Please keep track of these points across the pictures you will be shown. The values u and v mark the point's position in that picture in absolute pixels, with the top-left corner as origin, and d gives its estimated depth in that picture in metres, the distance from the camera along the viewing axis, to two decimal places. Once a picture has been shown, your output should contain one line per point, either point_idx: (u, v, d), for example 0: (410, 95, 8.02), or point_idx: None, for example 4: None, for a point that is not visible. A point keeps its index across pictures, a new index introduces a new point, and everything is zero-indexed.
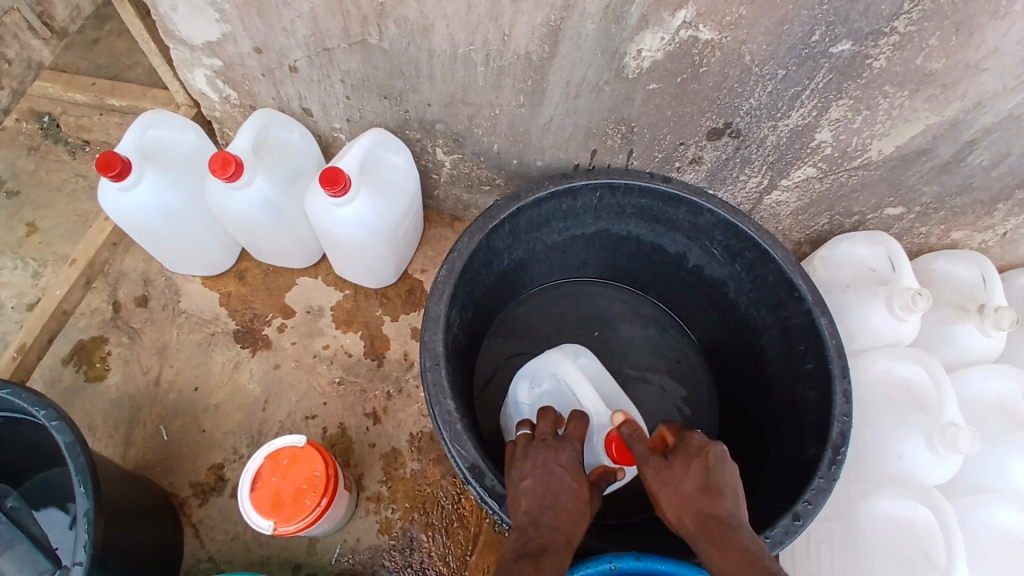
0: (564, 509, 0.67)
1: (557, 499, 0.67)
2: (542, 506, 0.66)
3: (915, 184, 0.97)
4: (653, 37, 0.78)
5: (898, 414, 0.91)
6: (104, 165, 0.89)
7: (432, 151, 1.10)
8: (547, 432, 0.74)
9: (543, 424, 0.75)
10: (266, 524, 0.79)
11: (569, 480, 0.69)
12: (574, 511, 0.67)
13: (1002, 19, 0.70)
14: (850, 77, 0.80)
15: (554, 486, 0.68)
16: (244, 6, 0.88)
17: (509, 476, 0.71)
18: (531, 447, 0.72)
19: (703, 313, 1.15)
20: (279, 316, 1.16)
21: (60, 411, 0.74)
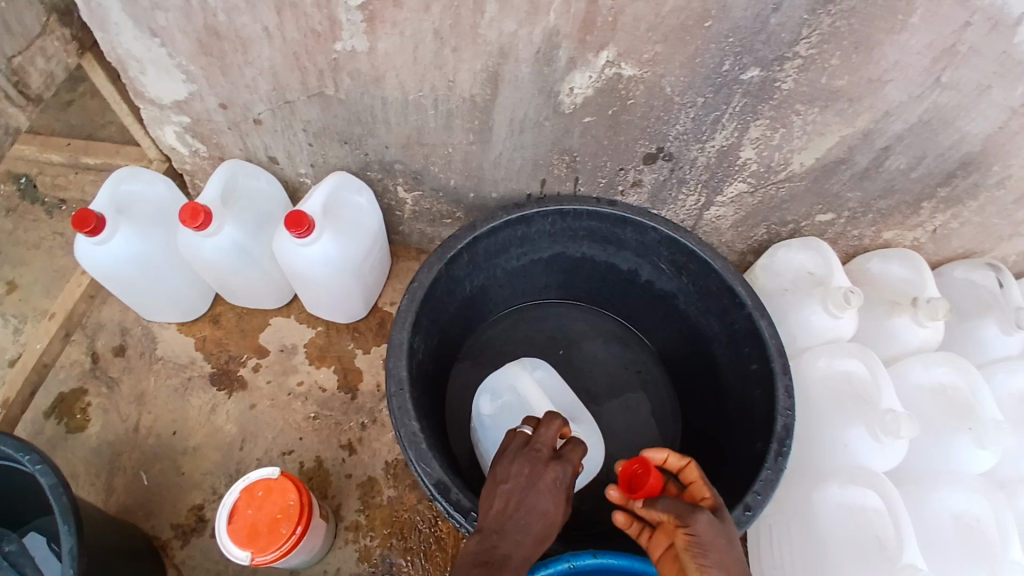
0: (533, 528, 0.70)
1: (530, 516, 0.70)
2: (511, 518, 0.70)
3: (840, 191, 1.04)
4: (582, 76, 0.87)
5: (842, 407, 0.97)
6: (79, 221, 0.94)
7: (393, 190, 1.17)
8: (546, 444, 0.76)
9: (545, 433, 0.77)
10: (244, 555, 0.81)
11: (548, 505, 0.71)
12: (541, 533, 0.70)
13: (892, 38, 0.78)
14: (762, 99, 0.88)
15: (533, 506, 0.71)
16: (209, 67, 0.95)
17: (493, 470, 0.75)
18: (524, 454, 0.75)
19: (659, 326, 1.21)
20: (253, 356, 1.20)
21: (42, 454, 0.77)
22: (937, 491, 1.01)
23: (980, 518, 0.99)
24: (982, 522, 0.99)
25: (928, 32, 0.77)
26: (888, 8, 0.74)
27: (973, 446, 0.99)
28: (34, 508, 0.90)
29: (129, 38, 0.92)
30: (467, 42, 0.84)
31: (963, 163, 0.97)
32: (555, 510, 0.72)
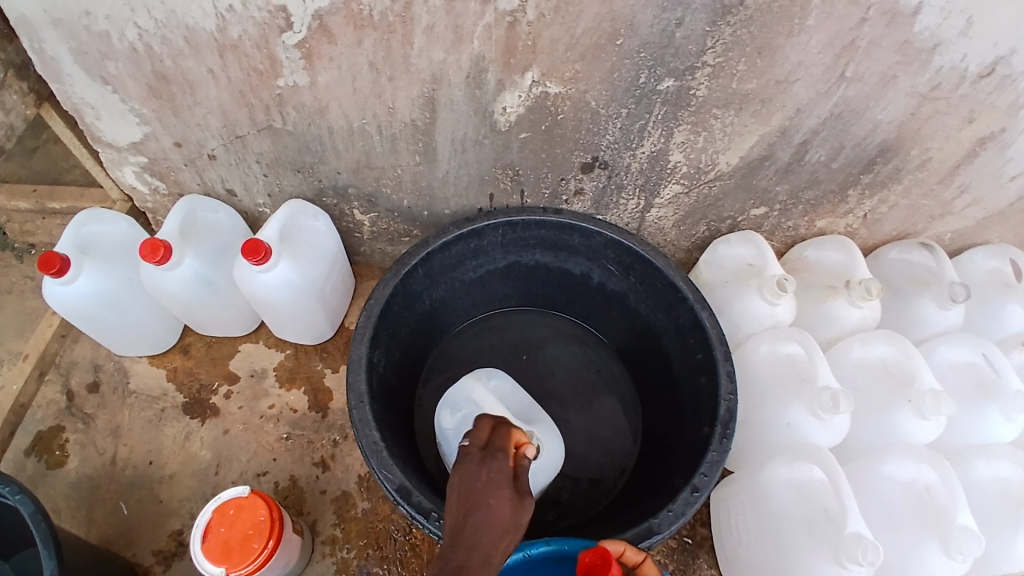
0: (488, 519, 0.62)
1: (479, 509, 0.64)
2: (463, 520, 0.63)
3: (767, 186, 1.10)
4: (512, 95, 0.93)
5: (784, 387, 1.00)
6: (44, 263, 0.98)
7: (350, 213, 1.22)
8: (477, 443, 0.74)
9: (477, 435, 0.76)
10: (218, 571, 0.85)
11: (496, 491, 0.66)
12: (500, 527, 0.62)
13: (792, 41, 0.84)
14: (681, 107, 0.94)
15: (478, 498, 0.65)
16: (160, 109, 1.00)
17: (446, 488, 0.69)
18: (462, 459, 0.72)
19: (615, 325, 1.26)
20: (224, 383, 1.23)
21: (21, 485, 0.81)
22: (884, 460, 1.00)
23: (929, 483, 0.96)
24: (932, 488, 0.96)
25: (826, 32, 0.83)
26: (783, 14, 0.80)
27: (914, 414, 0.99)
28: (14, 543, 0.94)
29: (82, 87, 0.97)
30: (401, 71, 0.90)
31: (881, 150, 1.02)
32: (504, 496, 0.65)
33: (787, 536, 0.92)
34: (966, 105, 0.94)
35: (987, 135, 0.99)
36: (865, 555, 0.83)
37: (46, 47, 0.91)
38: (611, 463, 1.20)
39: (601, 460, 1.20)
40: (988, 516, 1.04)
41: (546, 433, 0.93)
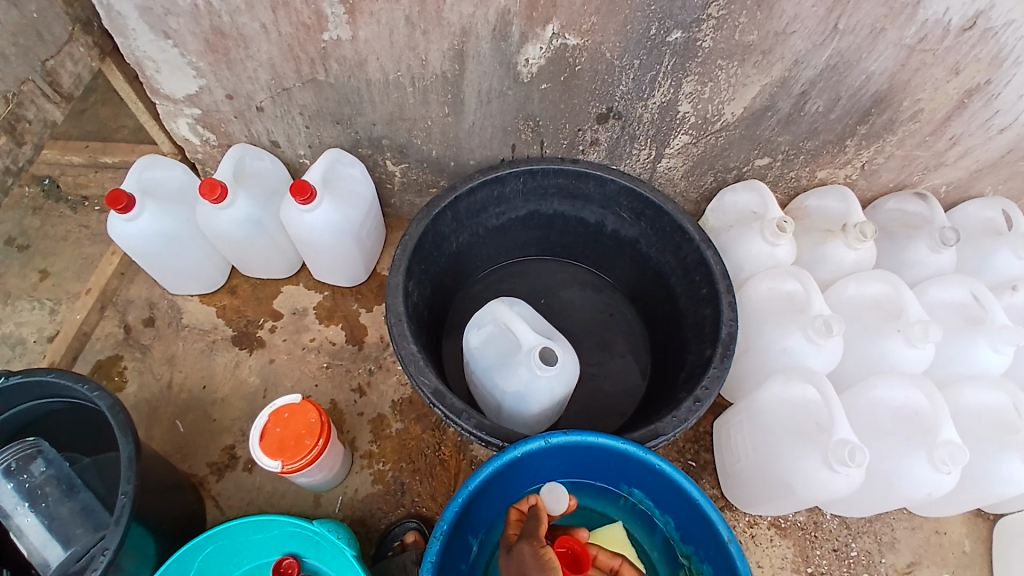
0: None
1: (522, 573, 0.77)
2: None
3: (770, 136, 1.19)
4: (534, 48, 1.03)
5: (781, 317, 1.10)
6: (113, 200, 1.10)
7: (383, 164, 1.33)
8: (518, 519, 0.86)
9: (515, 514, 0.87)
10: (275, 464, 0.98)
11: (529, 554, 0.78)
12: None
13: None
14: (688, 58, 1.03)
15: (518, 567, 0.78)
16: (216, 63, 1.11)
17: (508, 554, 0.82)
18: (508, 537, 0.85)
19: (626, 270, 1.35)
20: (269, 319, 1.35)
21: (98, 384, 0.94)
22: (877, 384, 1.06)
23: (920, 407, 1.01)
24: (921, 410, 1.01)
25: None
26: None
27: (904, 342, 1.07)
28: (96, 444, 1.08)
29: (145, 41, 1.08)
30: (433, 25, 1.00)
31: (875, 100, 1.10)
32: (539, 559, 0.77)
33: (782, 447, 1.00)
34: (954, 55, 1.01)
35: (974, 87, 1.06)
36: (852, 457, 0.90)
37: (114, 3, 1.01)
38: (621, 394, 1.31)
39: (612, 391, 1.31)
40: (981, 440, 1.06)
41: (564, 350, 1.01)
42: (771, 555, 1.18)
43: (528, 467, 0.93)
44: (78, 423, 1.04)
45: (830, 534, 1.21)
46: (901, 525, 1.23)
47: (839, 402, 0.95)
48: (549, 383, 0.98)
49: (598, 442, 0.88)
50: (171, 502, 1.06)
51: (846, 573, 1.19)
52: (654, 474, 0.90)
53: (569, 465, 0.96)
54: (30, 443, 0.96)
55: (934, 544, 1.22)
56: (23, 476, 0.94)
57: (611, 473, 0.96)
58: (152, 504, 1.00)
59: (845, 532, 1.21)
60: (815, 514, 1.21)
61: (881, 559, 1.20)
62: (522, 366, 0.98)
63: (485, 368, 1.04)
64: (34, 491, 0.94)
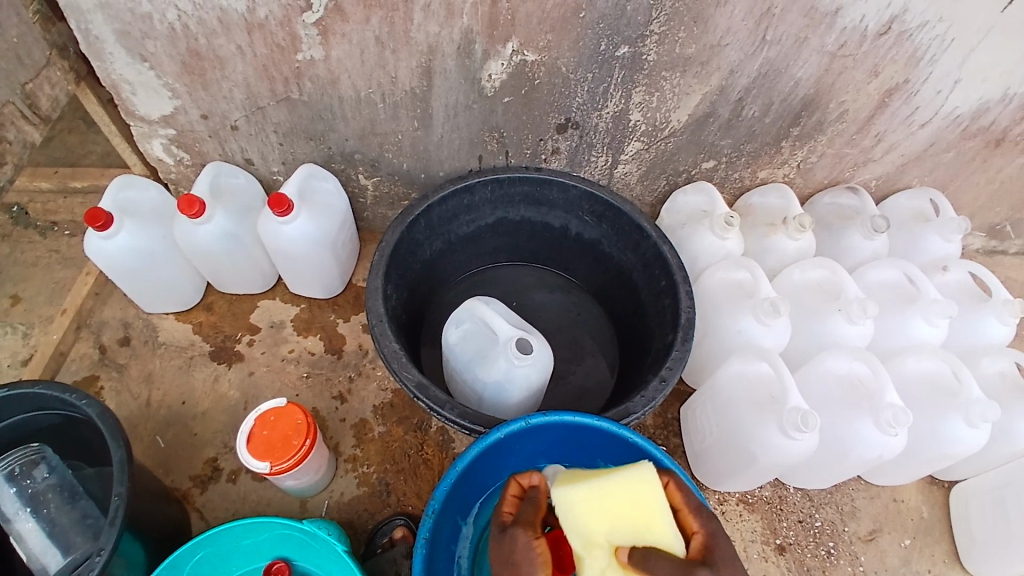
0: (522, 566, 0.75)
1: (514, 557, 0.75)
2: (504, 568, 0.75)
3: (714, 140, 1.30)
4: (495, 64, 1.11)
5: (734, 303, 1.19)
6: (91, 217, 1.12)
7: (356, 178, 1.38)
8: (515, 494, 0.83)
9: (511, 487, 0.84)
10: (263, 465, 1.01)
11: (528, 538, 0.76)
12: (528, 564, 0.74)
13: (720, 11, 1.04)
14: (636, 70, 1.13)
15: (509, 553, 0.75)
16: (192, 84, 1.16)
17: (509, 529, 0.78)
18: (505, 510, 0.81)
19: (589, 271, 1.43)
20: (247, 333, 1.38)
21: (87, 393, 0.97)
22: (825, 359, 1.15)
23: (863, 376, 1.11)
24: (866, 378, 1.11)
25: (746, 3, 1.03)
26: None
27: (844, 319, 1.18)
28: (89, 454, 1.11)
29: (121, 64, 1.12)
30: (402, 44, 1.08)
31: (805, 103, 1.23)
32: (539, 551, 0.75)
33: (742, 419, 1.08)
34: (871, 59, 1.14)
35: (894, 86, 1.19)
36: (806, 421, 0.98)
37: (91, 28, 1.06)
38: (593, 387, 1.37)
39: (584, 384, 1.37)
40: (923, 405, 1.17)
41: (539, 341, 1.07)
42: (742, 529, 1.26)
43: (508, 448, 0.98)
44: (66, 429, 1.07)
45: (795, 507, 1.29)
46: (860, 495, 1.32)
47: (791, 375, 1.04)
48: (526, 372, 1.04)
49: (573, 421, 0.94)
50: (156, 513, 1.08)
51: (812, 542, 1.27)
52: (626, 447, 0.97)
53: (548, 445, 1.02)
54: (35, 447, 1.04)
55: (893, 511, 1.32)
56: (26, 481, 1.02)
57: (588, 451, 1.02)
58: (140, 513, 1.02)
59: (808, 503, 1.30)
60: (779, 489, 1.30)
61: (845, 527, 1.29)
62: (500, 357, 1.04)
63: (464, 362, 1.09)
64: (36, 496, 1.01)
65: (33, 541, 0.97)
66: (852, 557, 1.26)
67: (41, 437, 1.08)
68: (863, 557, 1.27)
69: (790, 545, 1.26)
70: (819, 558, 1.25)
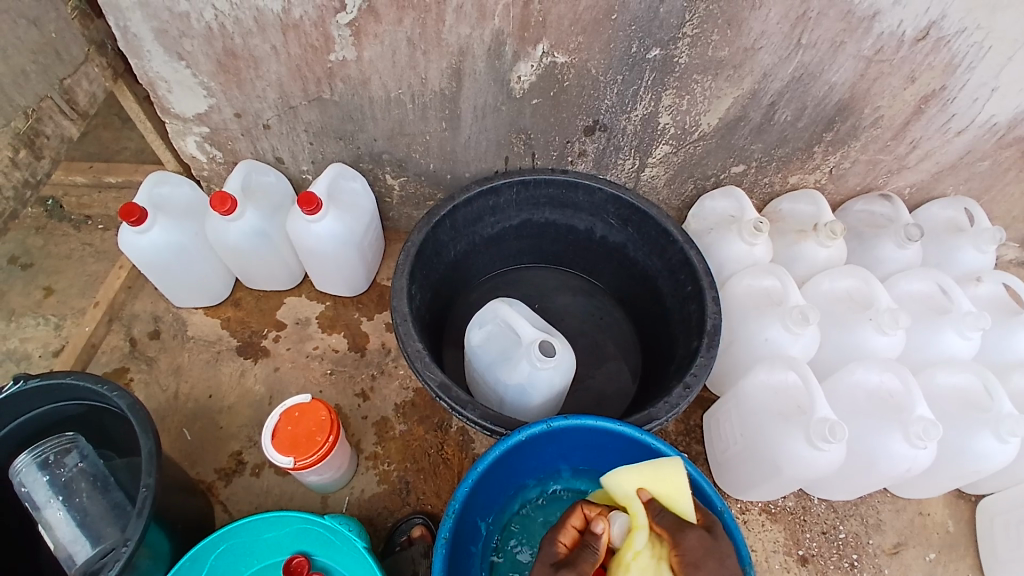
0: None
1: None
2: None
3: (744, 144, 1.28)
4: (526, 65, 1.12)
5: (761, 310, 1.17)
6: (126, 212, 1.14)
7: (383, 178, 1.39)
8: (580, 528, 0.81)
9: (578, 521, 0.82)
10: (288, 460, 1.02)
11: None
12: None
13: (754, 14, 1.03)
14: (667, 73, 1.13)
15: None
16: (226, 83, 1.18)
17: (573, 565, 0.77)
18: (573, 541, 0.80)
19: (613, 274, 1.42)
20: (272, 329, 1.40)
21: (119, 385, 1.00)
22: (854, 369, 1.13)
23: (894, 388, 1.09)
24: (896, 391, 1.08)
25: (781, 6, 1.01)
26: None
27: (875, 330, 1.16)
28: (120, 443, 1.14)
29: (159, 62, 1.14)
30: (433, 46, 1.08)
31: (838, 109, 1.21)
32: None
33: (768, 429, 1.06)
34: (908, 65, 1.12)
35: (931, 92, 1.17)
36: (833, 433, 0.96)
37: (131, 26, 1.08)
38: (615, 391, 1.36)
39: (605, 389, 1.36)
40: (955, 420, 1.13)
41: (563, 344, 1.07)
42: (764, 539, 1.23)
43: (531, 451, 0.98)
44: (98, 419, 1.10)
45: (819, 518, 1.26)
46: (886, 507, 1.29)
47: (819, 385, 1.02)
48: (549, 374, 1.04)
49: (597, 425, 0.93)
50: (181, 503, 1.09)
51: (836, 554, 1.24)
52: (651, 455, 0.96)
53: (571, 448, 1.01)
54: (68, 437, 1.07)
55: (918, 525, 1.28)
56: (58, 469, 1.04)
57: (610, 456, 1.02)
58: (165, 504, 1.04)
59: (833, 515, 1.27)
60: (804, 499, 1.27)
61: (869, 540, 1.26)
62: (523, 359, 1.04)
63: (487, 363, 1.09)
64: (68, 484, 1.04)
65: (63, 527, 1.00)
66: (876, 571, 1.24)
67: (73, 425, 1.11)
68: (888, 571, 1.24)
69: (812, 557, 1.23)
70: (842, 571, 1.23)
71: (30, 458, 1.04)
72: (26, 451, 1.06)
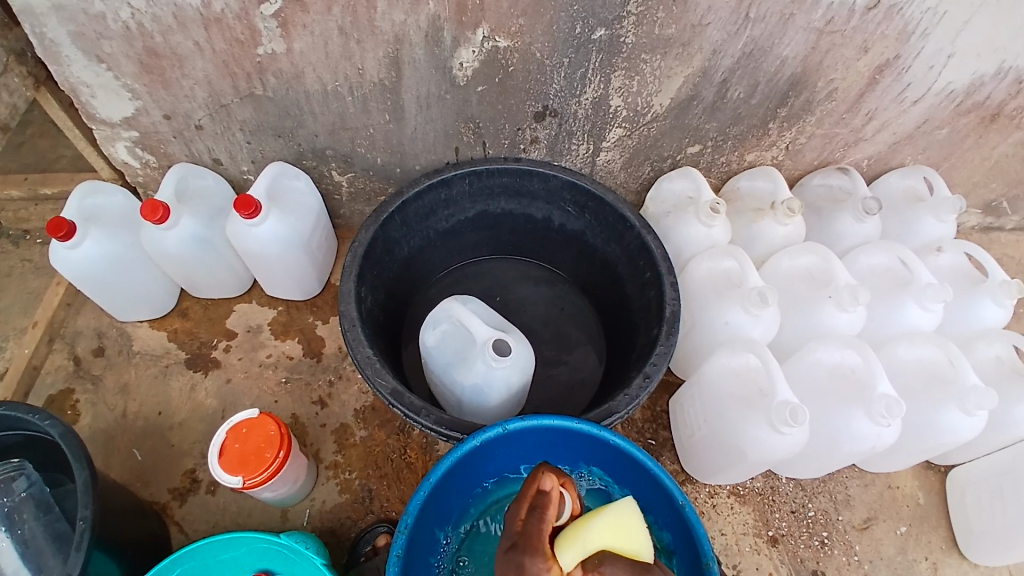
0: None
1: None
2: None
3: (698, 124, 1.25)
4: (467, 51, 1.06)
5: (721, 293, 1.15)
6: (54, 226, 1.08)
7: (329, 175, 1.33)
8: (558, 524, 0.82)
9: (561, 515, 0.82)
10: (236, 479, 0.98)
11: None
12: None
13: None
14: (614, 53, 1.08)
15: None
16: (151, 83, 1.10)
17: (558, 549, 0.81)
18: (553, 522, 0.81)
19: (574, 262, 1.38)
20: (223, 339, 1.34)
21: (52, 412, 0.93)
22: (817, 348, 1.11)
23: (854, 366, 1.07)
24: (857, 369, 1.07)
25: None
26: None
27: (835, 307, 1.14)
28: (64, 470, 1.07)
29: (78, 66, 1.07)
30: (367, 34, 1.02)
31: (792, 83, 1.18)
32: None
33: (731, 415, 1.04)
34: (860, 35, 1.09)
35: (885, 62, 1.15)
36: (794, 417, 0.95)
37: (46, 31, 1.00)
38: (580, 381, 1.33)
39: (571, 379, 1.33)
40: (919, 394, 1.13)
41: (518, 341, 1.03)
42: (733, 522, 1.23)
43: (488, 454, 0.95)
44: (39, 448, 1.04)
45: (787, 497, 1.26)
46: (854, 483, 1.30)
47: (780, 367, 1.00)
48: (505, 373, 1.01)
49: (554, 424, 0.91)
50: (132, 529, 1.04)
51: (805, 533, 1.24)
52: (609, 450, 0.93)
53: (530, 448, 0.98)
54: (14, 464, 1.01)
55: (887, 498, 1.29)
56: (3, 498, 0.98)
57: (570, 454, 0.99)
58: (112, 532, 0.98)
59: (801, 494, 1.27)
60: (771, 480, 1.27)
61: (838, 517, 1.26)
62: (477, 359, 1.00)
63: (442, 365, 1.05)
64: (11, 514, 0.97)
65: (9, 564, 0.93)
66: (846, 546, 1.24)
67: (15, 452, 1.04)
68: (858, 546, 1.24)
69: (782, 537, 1.23)
70: (812, 549, 1.23)
71: None
72: None
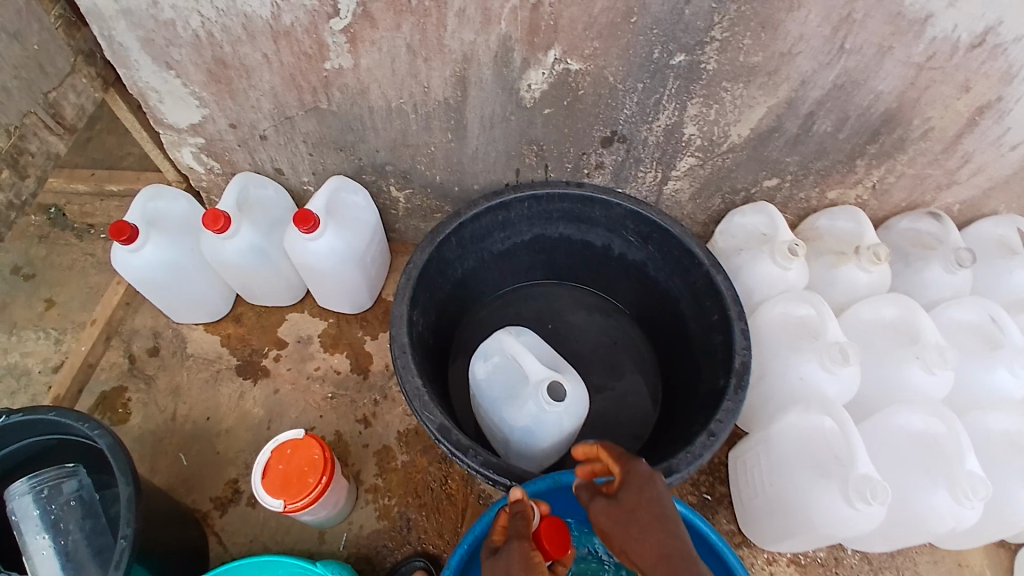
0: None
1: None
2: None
3: (778, 157, 1.17)
4: (536, 73, 1.02)
5: (796, 344, 1.06)
6: (116, 231, 1.09)
7: (387, 190, 1.32)
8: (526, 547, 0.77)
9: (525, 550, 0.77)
10: (277, 502, 0.96)
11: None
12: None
13: (792, 16, 0.91)
14: (693, 80, 1.02)
15: None
16: (219, 93, 1.11)
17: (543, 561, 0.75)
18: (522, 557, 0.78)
19: (632, 292, 1.31)
20: (273, 348, 1.34)
21: (101, 422, 0.94)
22: (898, 413, 1.01)
23: (940, 436, 0.97)
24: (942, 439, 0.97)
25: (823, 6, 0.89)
26: None
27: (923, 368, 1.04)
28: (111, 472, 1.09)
29: (147, 72, 1.08)
30: (434, 52, 0.99)
31: (885, 118, 1.08)
32: None
33: (799, 481, 0.96)
34: (963, 73, 0.98)
35: (985, 104, 1.03)
36: (874, 494, 0.86)
37: (116, 35, 1.01)
38: (632, 420, 1.26)
39: (622, 417, 1.27)
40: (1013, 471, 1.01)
41: (573, 382, 0.98)
42: None
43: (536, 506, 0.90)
44: (89, 450, 1.06)
45: (851, 570, 1.16)
46: (925, 559, 1.18)
47: (859, 435, 0.91)
48: (558, 416, 0.96)
49: None
50: (173, 539, 1.05)
51: None
52: None
53: None
54: (69, 467, 1.02)
55: None
56: (53, 502, 0.99)
57: None
58: (154, 541, 0.98)
59: (868, 568, 1.16)
60: (836, 549, 1.16)
61: None
62: (530, 399, 0.95)
63: (491, 400, 1.01)
64: (58, 522, 0.98)
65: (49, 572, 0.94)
66: None
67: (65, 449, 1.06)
68: None
69: None
70: None
71: (26, 485, 0.98)
72: (24, 478, 0.99)
